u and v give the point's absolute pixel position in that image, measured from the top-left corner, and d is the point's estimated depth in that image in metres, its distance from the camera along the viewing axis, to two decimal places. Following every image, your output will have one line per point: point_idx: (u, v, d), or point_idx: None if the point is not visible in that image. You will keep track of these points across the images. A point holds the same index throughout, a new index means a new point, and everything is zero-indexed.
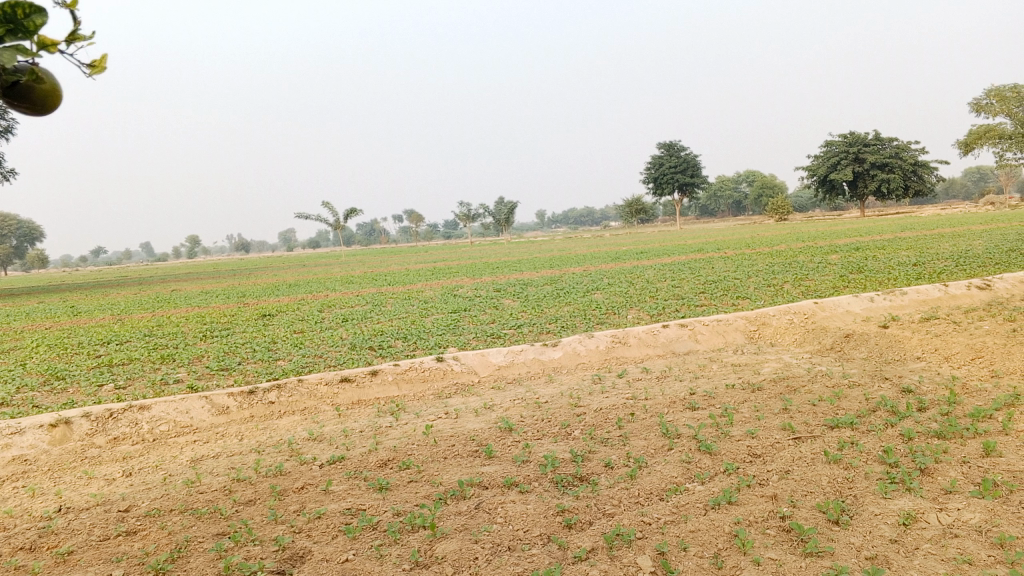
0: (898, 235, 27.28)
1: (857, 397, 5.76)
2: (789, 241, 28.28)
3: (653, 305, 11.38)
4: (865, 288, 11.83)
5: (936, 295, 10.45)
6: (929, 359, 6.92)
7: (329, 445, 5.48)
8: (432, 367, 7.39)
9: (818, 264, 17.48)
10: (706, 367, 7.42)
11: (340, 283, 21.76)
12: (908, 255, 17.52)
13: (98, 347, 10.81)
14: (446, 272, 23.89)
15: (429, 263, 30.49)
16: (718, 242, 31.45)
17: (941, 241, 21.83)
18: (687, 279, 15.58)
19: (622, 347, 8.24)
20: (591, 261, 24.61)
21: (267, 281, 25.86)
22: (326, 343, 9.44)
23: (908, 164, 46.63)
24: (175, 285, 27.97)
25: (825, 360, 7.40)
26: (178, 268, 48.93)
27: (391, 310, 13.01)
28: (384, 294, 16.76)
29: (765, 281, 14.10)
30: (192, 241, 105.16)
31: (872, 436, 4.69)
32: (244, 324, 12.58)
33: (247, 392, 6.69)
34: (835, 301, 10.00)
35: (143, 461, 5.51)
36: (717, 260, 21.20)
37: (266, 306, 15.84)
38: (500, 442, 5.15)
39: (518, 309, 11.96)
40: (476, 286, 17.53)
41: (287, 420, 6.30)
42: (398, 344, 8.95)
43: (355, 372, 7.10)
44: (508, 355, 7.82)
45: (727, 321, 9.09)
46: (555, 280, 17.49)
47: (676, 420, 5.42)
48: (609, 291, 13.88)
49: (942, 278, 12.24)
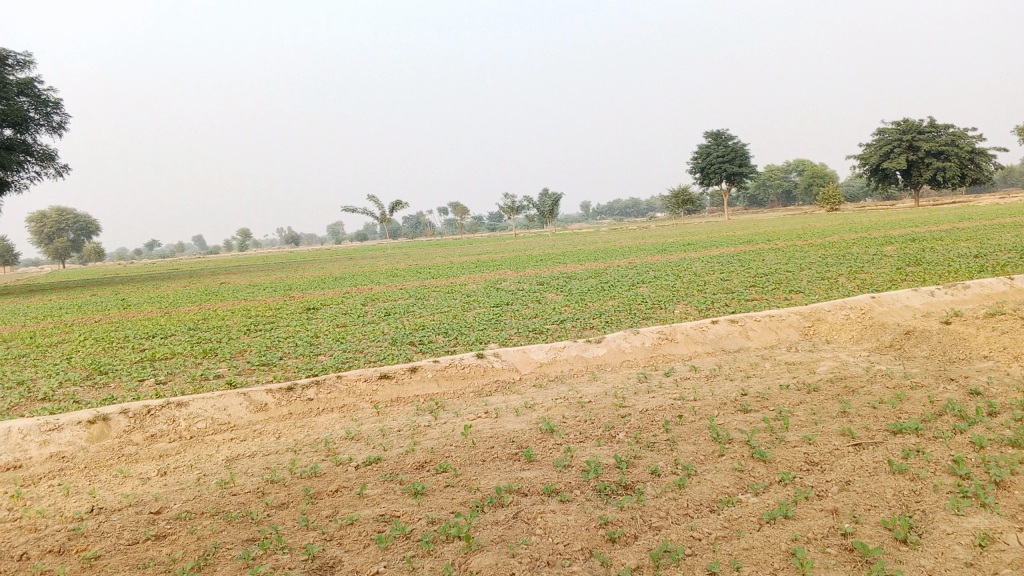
0: (955, 225, 26.31)
1: (921, 400, 5.43)
2: (840, 232, 27.49)
3: (701, 300, 11.05)
4: (923, 281, 11.33)
5: (1001, 289, 9.95)
6: (997, 359, 6.53)
7: (367, 445, 5.33)
8: (473, 364, 7.21)
9: (873, 255, 16.91)
10: (757, 365, 7.12)
11: (384, 276, 21.74)
12: (967, 246, 16.83)
13: (143, 341, 10.85)
14: (490, 265, 23.77)
15: (474, 256, 30.41)
16: (767, 233, 30.77)
17: (1002, 231, 20.98)
18: (736, 272, 15.16)
19: (669, 344, 7.97)
20: (636, 253, 24.20)
21: (313, 274, 26.01)
22: (367, 338, 9.32)
23: (965, 151, 45.07)
24: (223, 278, 28.33)
25: (884, 358, 7.04)
26: (227, 261, 49.64)
27: (434, 304, 12.88)
28: (427, 288, 16.64)
29: (818, 274, 13.64)
30: (242, 234, 106.73)
31: (940, 443, 4.38)
32: (287, 317, 12.57)
33: (286, 388, 6.57)
34: (893, 295, 9.58)
35: (179, 460, 5.43)
36: (767, 252, 20.69)
37: (310, 299, 15.85)
38: (541, 445, 4.94)
39: (562, 303, 11.72)
40: (519, 279, 17.33)
41: (325, 418, 6.17)
42: (439, 340, 8.79)
43: (395, 369, 6.95)
44: (551, 351, 7.60)
45: (780, 317, 8.75)
46: (599, 273, 17.19)
47: (727, 423, 5.16)
48: (655, 285, 13.56)
49: (1006, 271, 11.67)
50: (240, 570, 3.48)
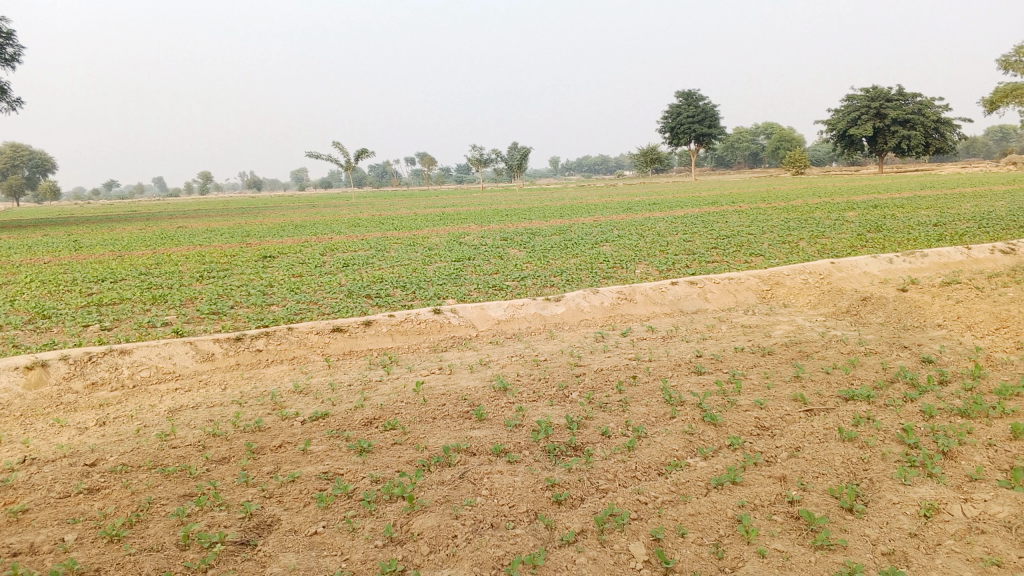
0: (917, 193, 26.58)
1: (874, 366, 5.44)
2: (805, 196, 27.63)
3: (662, 260, 10.99)
4: (883, 248, 11.40)
5: (957, 259, 10.04)
6: (951, 328, 6.56)
7: (314, 399, 5.21)
8: (429, 319, 7.08)
9: (835, 220, 17.00)
10: (714, 328, 7.09)
11: (346, 226, 21.38)
12: (927, 215, 16.99)
13: (91, 285, 10.53)
14: (454, 218, 23.55)
15: (439, 208, 30.08)
16: (733, 195, 30.85)
17: (962, 201, 21.21)
18: (700, 233, 15.14)
19: (628, 304, 7.91)
20: (601, 211, 24.07)
21: (273, 221, 25.50)
22: (322, 289, 9.12)
23: (930, 119, 45.45)
24: (179, 222, 27.63)
25: (840, 324, 7.06)
26: (185, 205, 48.55)
27: (394, 257, 12.67)
28: (388, 239, 16.40)
29: (780, 238, 13.66)
30: (203, 177, 104.40)
31: (890, 411, 4.38)
32: (243, 265, 12.28)
33: (234, 338, 6.39)
34: (852, 261, 9.61)
35: (120, 410, 5.26)
36: (731, 214, 20.71)
37: (267, 248, 15.51)
38: (493, 403, 4.86)
39: (523, 259, 11.60)
40: (482, 233, 17.14)
41: (274, 370, 6.03)
42: (397, 293, 8.63)
43: (348, 322, 6.80)
44: (509, 309, 7.50)
45: (739, 279, 8.72)
46: (564, 230, 17.06)
47: (681, 385, 5.11)
48: (618, 243, 13.50)
49: (963, 240, 11.79)
50: (174, 527, 3.37)
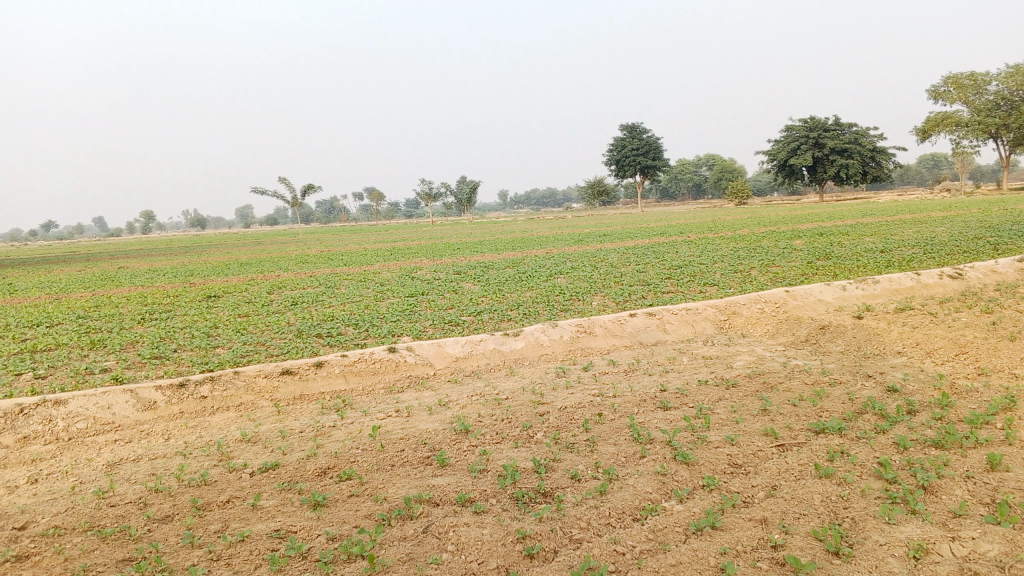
0: (859, 220, 27.18)
1: (841, 397, 5.37)
2: (751, 225, 28.06)
3: (618, 292, 10.90)
4: (835, 275, 11.49)
5: (908, 284, 10.16)
6: (910, 354, 6.55)
7: (264, 448, 4.92)
8: (383, 358, 6.84)
9: (784, 249, 17.20)
10: (676, 360, 6.98)
11: (294, 263, 20.96)
12: (873, 242, 17.30)
13: (25, 330, 10.03)
14: (405, 252, 23.28)
15: (389, 243, 29.76)
16: (681, 225, 31.25)
17: (904, 227, 21.71)
18: (652, 263, 15.15)
19: (587, 337, 7.77)
20: (552, 244, 24.04)
21: (218, 259, 24.93)
22: (270, 330, 8.80)
23: (867, 149, 46.83)
24: (120, 262, 26.88)
25: (801, 353, 7.01)
26: (127, 244, 47.28)
27: (345, 293, 12.38)
28: (338, 275, 16.06)
29: (732, 267, 13.72)
30: (146, 215, 102.35)
31: (863, 444, 4.28)
32: (187, 306, 11.86)
33: (177, 385, 6.06)
34: (806, 289, 9.63)
35: (53, 465, 4.90)
36: (681, 244, 20.86)
37: (212, 286, 15.08)
38: (455, 447, 4.64)
39: (478, 294, 11.40)
40: (434, 268, 16.93)
41: (220, 418, 5.72)
42: (349, 332, 8.35)
43: (298, 364, 6.51)
44: (466, 345, 7.29)
45: (696, 310, 8.66)
46: (517, 263, 16.93)
47: (648, 422, 4.95)
48: (572, 276, 13.41)
49: (911, 266, 11.96)
50: None
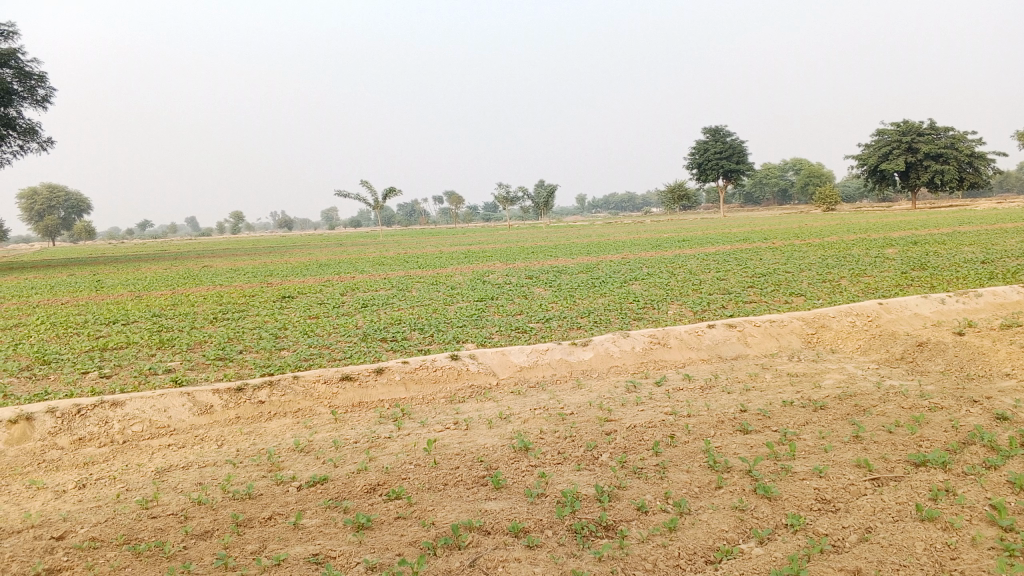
0: (956, 229, 25.76)
1: (943, 424, 4.83)
2: (838, 233, 26.92)
3: (696, 300, 10.41)
4: (933, 287, 10.74)
5: (1014, 299, 9.37)
6: (1021, 377, 5.91)
7: (315, 459, 4.70)
8: (446, 366, 6.56)
9: (875, 257, 16.34)
10: (757, 377, 6.49)
11: (370, 264, 21.06)
12: (972, 251, 16.28)
13: (102, 327, 10.17)
14: (481, 255, 23.14)
15: (465, 246, 29.69)
16: (764, 231, 30.25)
17: (1006, 237, 20.45)
18: (733, 271, 14.53)
19: (662, 349, 7.35)
20: (630, 248, 23.52)
21: (299, 259, 25.37)
22: (336, 332, 8.66)
23: (964, 154, 44.61)
24: (207, 261, 27.66)
25: (895, 372, 6.44)
26: (212, 243, 48.61)
27: (416, 296, 12.22)
28: (410, 278, 15.96)
29: (819, 276, 13.03)
30: (235, 216, 105.59)
31: (972, 482, 3.77)
32: (259, 306, 11.90)
33: (235, 389, 5.92)
34: (901, 302, 8.96)
35: (104, 470, 4.78)
36: (765, 251, 20.10)
37: (287, 287, 15.14)
38: (513, 467, 4.32)
39: (549, 299, 11.07)
40: (508, 271, 16.68)
41: (276, 425, 5.54)
42: (413, 337, 8.12)
43: (358, 370, 6.30)
44: (533, 354, 6.96)
45: (781, 322, 8.13)
46: (592, 267, 16.53)
47: (725, 446, 4.53)
48: (648, 282, 12.95)
49: (1017, 278, 11.09)
50: None
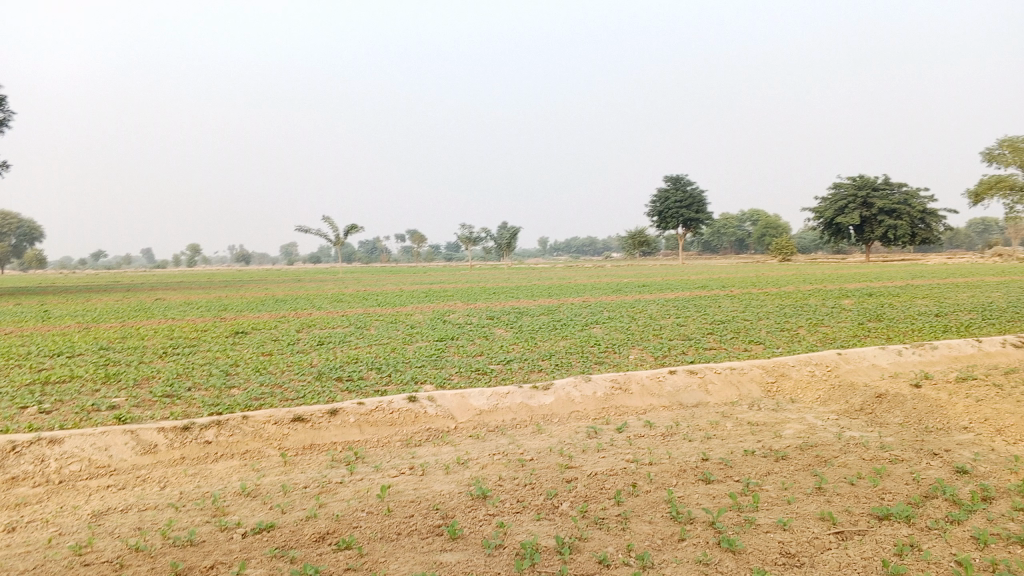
0: (909, 282, 26.29)
1: (905, 477, 4.80)
2: (795, 282, 27.29)
3: (657, 346, 10.38)
4: (889, 338, 10.86)
5: (968, 352, 9.50)
6: (978, 431, 5.92)
7: (263, 505, 4.50)
8: (403, 408, 6.39)
9: (831, 308, 16.55)
10: (718, 425, 6.43)
11: (328, 301, 20.76)
12: (925, 305, 16.58)
13: (45, 360, 9.79)
14: (441, 295, 22.99)
15: (425, 285, 29.49)
16: (722, 279, 30.58)
17: (957, 291, 20.90)
18: (693, 317, 14.59)
19: (623, 395, 7.27)
20: (591, 292, 23.56)
21: (255, 294, 24.94)
22: (290, 370, 8.43)
23: (915, 210, 45.82)
24: (160, 293, 27.05)
25: (855, 423, 6.43)
26: (166, 276, 47.66)
27: (374, 335, 12.02)
28: (369, 316, 15.74)
29: (777, 325, 13.13)
30: (192, 249, 104.10)
31: (936, 536, 3.72)
32: (212, 341, 11.59)
33: (181, 428, 5.68)
34: (859, 352, 9.02)
35: (36, 512, 4.52)
36: (724, 299, 20.27)
37: (242, 322, 14.82)
38: (470, 515, 4.17)
39: (510, 341, 10.96)
40: (468, 312, 16.55)
41: (223, 466, 5.31)
42: (370, 377, 7.92)
43: (311, 410, 6.10)
44: (492, 397, 6.82)
45: (741, 370, 8.11)
46: (553, 310, 16.49)
47: (688, 497, 4.44)
48: (609, 326, 12.92)
49: (970, 332, 11.28)
50: None
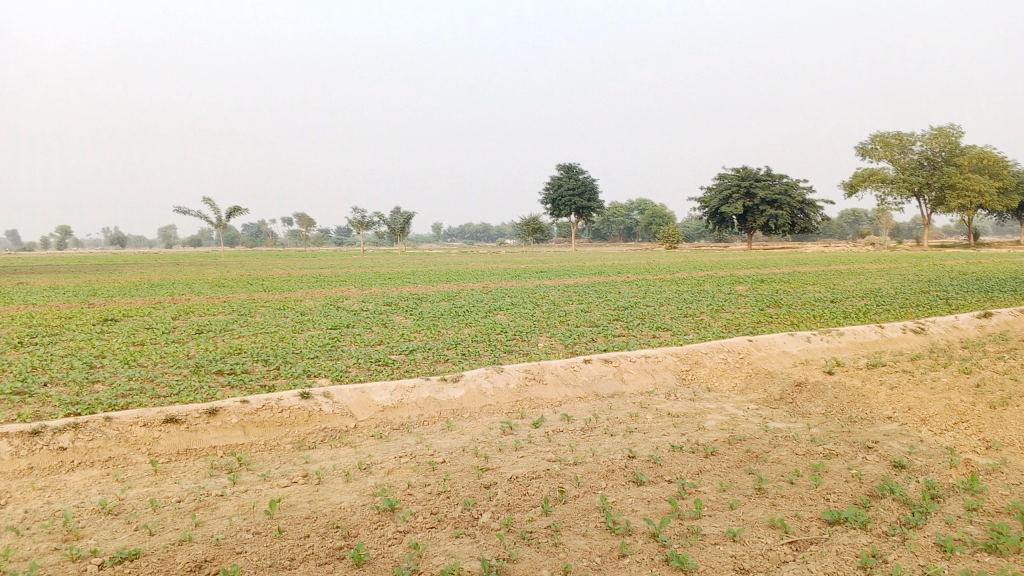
0: (795, 269, 27.08)
1: (845, 474, 4.50)
2: (687, 269, 27.66)
3: (565, 333, 9.96)
4: (792, 324, 10.84)
5: (872, 337, 9.52)
6: (903, 421, 5.74)
7: (126, 526, 3.77)
8: (294, 406, 5.70)
9: (729, 294, 16.63)
10: (638, 417, 6.03)
11: (210, 287, 19.43)
12: (817, 290, 16.94)
13: None
14: (333, 280, 22.03)
15: (313, 270, 28.21)
16: (616, 266, 30.70)
17: (845, 278, 21.55)
18: (596, 303, 14.30)
19: (536, 386, 6.78)
20: (487, 278, 23.06)
21: (132, 278, 23.30)
22: (165, 362, 7.55)
23: (796, 200, 47.53)
24: (22, 277, 24.82)
25: (778, 414, 6.17)
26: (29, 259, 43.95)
27: (261, 323, 11.12)
28: (255, 302, 14.72)
29: (681, 311, 12.97)
30: (62, 230, 97.78)
31: (897, 545, 3.40)
32: (76, 330, 10.45)
33: (29, 433, 4.82)
34: (770, 339, 8.86)
35: None
36: (623, 285, 20.17)
37: (112, 309, 13.51)
38: (376, 534, 3.58)
39: (410, 329, 10.32)
40: (363, 298, 15.73)
41: (80, 478, 4.51)
42: (257, 370, 7.17)
43: (186, 410, 5.33)
44: (396, 392, 6.20)
45: (656, 357, 7.77)
46: (452, 296, 15.89)
47: (622, 502, 3.98)
48: (513, 313, 12.45)
49: (869, 318, 11.40)
50: None
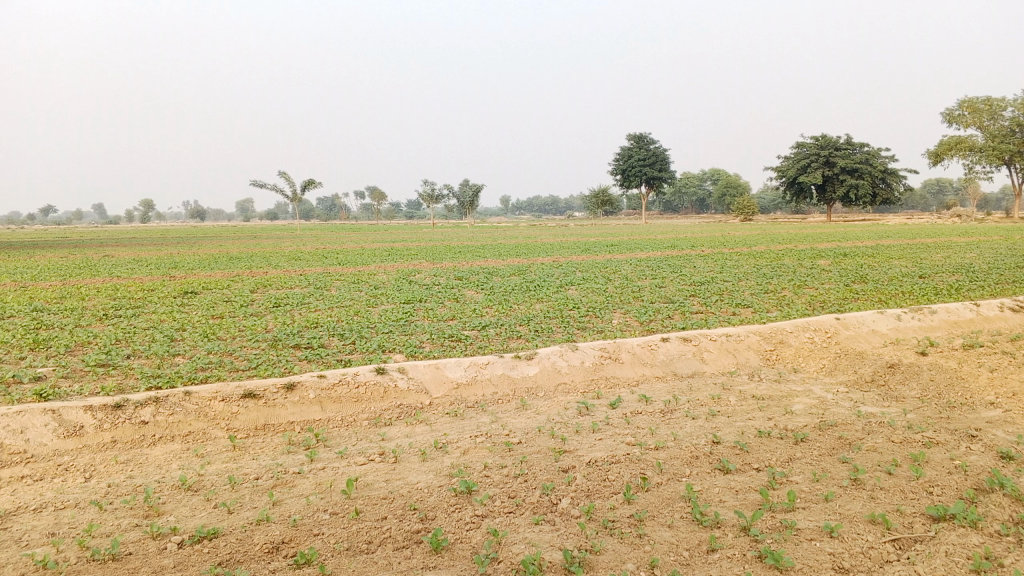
0: (879, 242, 26.05)
1: (948, 465, 4.21)
2: (763, 242, 26.89)
3: (641, 309, 9.72)
4: (879, 302, 10.36)
5: (968, 316, 9.02)
6: (1007, 407, 5.37)
7: (205, 503, 3.76)
8: (369, 382, 5.66)
9: (810, 269, 16.06)
10: (720, 399, 5.81)
11: (286, 259, 19.73)
12: (903, 265, 16.22)
13: None
14: (405, 253, 22.10)
15: (384, 243, 28.38)
16: (689, 239, 30.07)
17: (933, 252, 20.61)
18: (671, 278, 13.96)
19: (612, 365, 6.61)
20: (558, 251, 22.84)
21: (211, 251, 23.79)
22: (243, 336, 7.63)
23: (878, 170, 45.76)
24: (108, 250, 25.63)
25: (870, 397, 5.86)
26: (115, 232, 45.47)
27: (335, 296, 11.19)
28: (330, 275, 14.86)
29: (761, 287, 12.54)
30: (146, 203, 101.09)
31: (1013, 547, 3.13)
32: (159, 302, 10.69)
33: (113, 406, 4.89)
34: (858, 317, 8.46)
35: None
36: (698, 258, 19.69)
37: (192, 282, 13.80)
38: (454, 518, 3.48)
39: (482, 304, 10.23)
40: (435, 272, 15.72)
41: (161, 453, 4.54)
42: (332, 345, 7.18)
43: (264, 386, 5.35)
44: (471, 369, 6.11)
45: (738, 336, 7.49)
46: (523, 270, 15.75)
47: (708, 491, 3.80)
48: (586, 288, 12.24)
49: (963, 295, 10.80)
50: None
